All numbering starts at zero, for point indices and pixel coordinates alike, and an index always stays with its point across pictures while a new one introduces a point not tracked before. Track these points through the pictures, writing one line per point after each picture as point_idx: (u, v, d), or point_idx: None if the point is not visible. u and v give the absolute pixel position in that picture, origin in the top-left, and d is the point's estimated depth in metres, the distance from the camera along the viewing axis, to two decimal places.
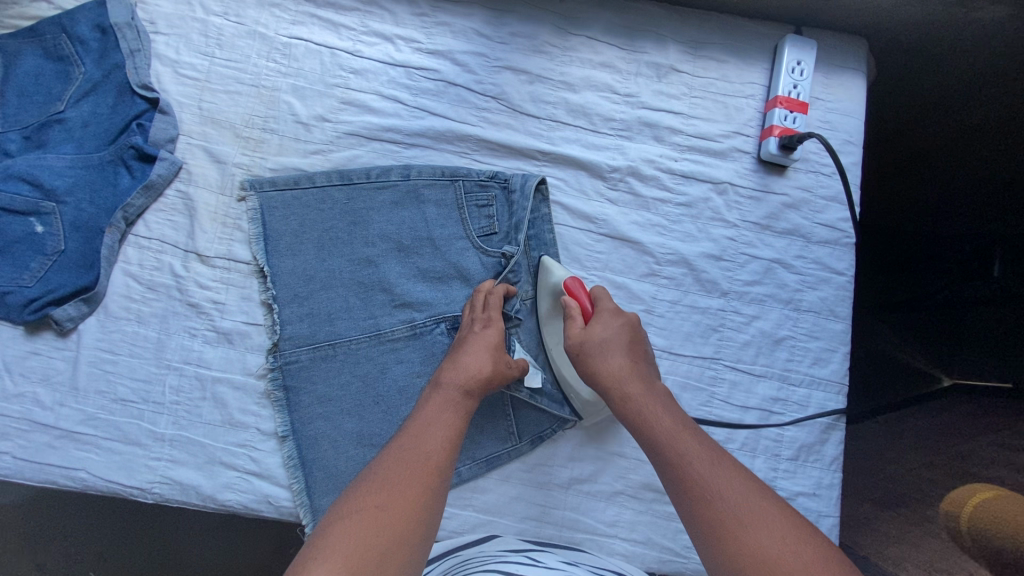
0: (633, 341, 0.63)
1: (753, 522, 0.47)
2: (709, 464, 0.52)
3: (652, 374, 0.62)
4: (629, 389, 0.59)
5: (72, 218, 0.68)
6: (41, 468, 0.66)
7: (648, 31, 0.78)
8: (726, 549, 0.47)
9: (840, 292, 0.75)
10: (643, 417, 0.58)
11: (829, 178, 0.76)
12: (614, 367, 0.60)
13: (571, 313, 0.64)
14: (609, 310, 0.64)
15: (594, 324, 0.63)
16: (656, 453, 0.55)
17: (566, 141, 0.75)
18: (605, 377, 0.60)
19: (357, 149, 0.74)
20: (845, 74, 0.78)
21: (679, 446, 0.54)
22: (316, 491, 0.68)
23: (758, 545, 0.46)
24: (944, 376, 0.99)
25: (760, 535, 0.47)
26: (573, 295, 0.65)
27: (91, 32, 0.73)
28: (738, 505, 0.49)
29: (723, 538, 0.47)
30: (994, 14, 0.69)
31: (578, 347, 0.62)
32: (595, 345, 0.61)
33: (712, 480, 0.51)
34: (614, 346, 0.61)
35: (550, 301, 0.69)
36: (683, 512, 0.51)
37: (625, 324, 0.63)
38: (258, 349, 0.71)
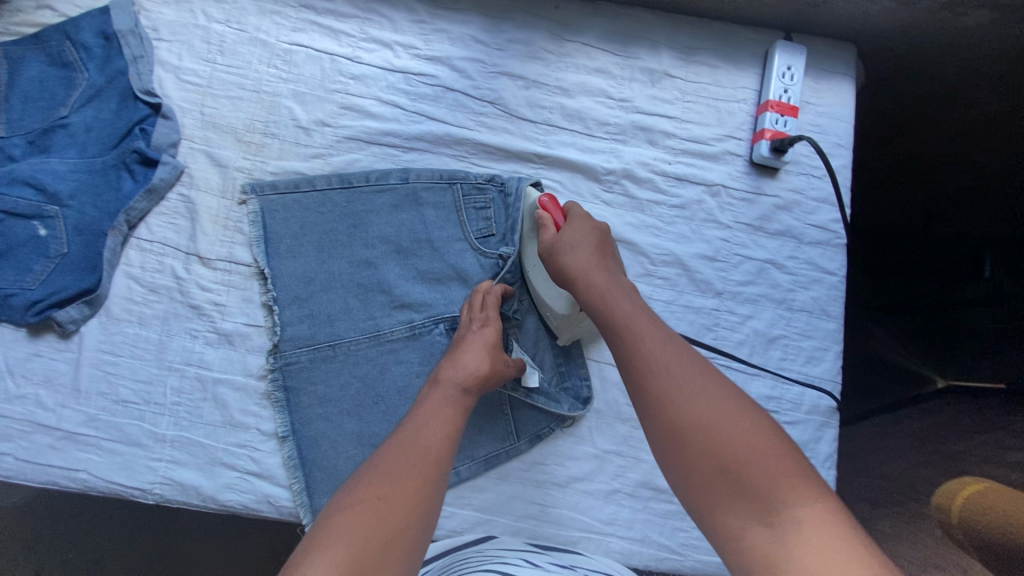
0: (602, 243, 0.65)
1: (695, 393, 0.49)
2: (663, 344, 0.53)
3: (617, 269, 0.63)
4: (593, 277, 0.61)
5: (75, 221, 0.69)
6: (43, 470, 0.67)
7: (641, 37, 0.80)
8: (664, 419, 0.49)
9: (832, 292, 0.76)
10: (602, 301, 0.59)
11: (820, 181, 0.78)
12: (582, 262, 0.62)
13: (544, 224, 0.67)
14: (579, 216, 0.66)
15: (565, 230, 0.65)
16: (611, 333, 0.57)
17: (563, 145, 0.77)
18: (571, 271, 0.62)
19: (357, 153, 0.75)
20: (834, 78, 0.80)
21: (634, 327, 0.55)
22: (316, 492, 0.68)
23: (692, 412, 0.48)
24: (939, 376, 0.99)
25: (701, 406, 0.48)
26: (547, 210, 0.68)
27: (95, 39, 0.74)
28: (680, 377, 0.50)
29: (662, 408, 0.49)
30: (978, 19, 0.71)
31: (549, 250, 0.65)
32: (564, 246, 0.64)
33: (662, 357, 0.52)
34: (581, 245, 0.63)
35: (530, 224, 0.70)
36: (629, 383, 0.53)
37: (596, 230, 0.65)
38: (258, 350, 0.71)
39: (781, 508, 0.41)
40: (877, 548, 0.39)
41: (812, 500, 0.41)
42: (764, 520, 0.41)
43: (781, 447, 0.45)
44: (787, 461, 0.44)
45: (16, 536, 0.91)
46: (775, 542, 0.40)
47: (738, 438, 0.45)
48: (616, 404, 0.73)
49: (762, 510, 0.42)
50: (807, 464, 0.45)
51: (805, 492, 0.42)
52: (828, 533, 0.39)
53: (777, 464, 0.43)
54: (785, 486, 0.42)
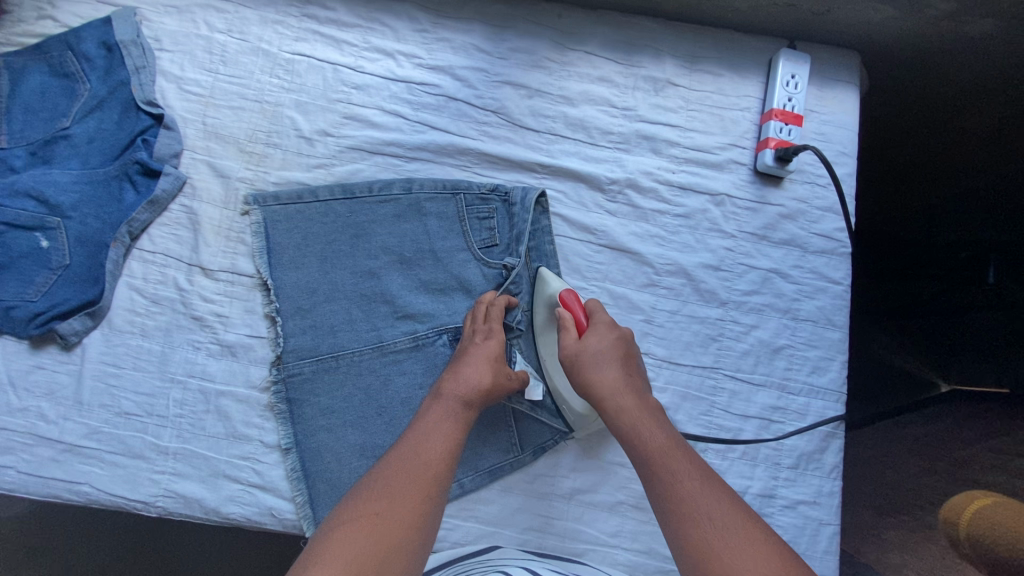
0: (627, 356, 0.63)
1: (741, 549, 0.46)
2: (702, 488, 0.51)
3: (644, 388, 0.62)
4: (623, 403, 0.59)
5: (77, 233, 0.69)
6: (45, 483, 0.66)
7: (644, 45, 0.79)
8: (709, 574, 0.45)
9: (837, 301, 0.76)
10: (635, 433, 0.57)
11: (824, 189, 0.77)
12: (610, 380, 0.61)
13: (566, 326, 0.65)
14: (604, 322, 0.65)
15: (588, 336, 0.64)
16: (646, 470, 0.55)
17: (566, 154, 0.77)
18: (600, 393, 0.60)
19: (359, 163, 0.75)
20: (838, 86, 0.79)
21: (671, 465, 0.54)
22: (319, 504, 0.68)
23: (740, 570, 0.45)
24: (942, 381, 1.00)
25: (749, 564, 0.45)
26: (568, 307, 0.66)
27: (97, 49, 0.74)
28: (722, 528, 0.48)
29: (705, 564, 0.46)
30: (983, 28, 0.70)
31: (571, 357, 0.63)
32: (589, 358, 0.62)
33: (702, 503, 0.50)
34: (608, 359, 0.62)
35: (545, 314, 0.70)
36: (667, 531, 0.50)
37: (619, 340, 0.64)
38: (261, 362, 0.71)
39: None
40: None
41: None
42: None
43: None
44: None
45: (19, 546, 0.91)
46: None
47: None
48: None
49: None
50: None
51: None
52: None
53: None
54: None
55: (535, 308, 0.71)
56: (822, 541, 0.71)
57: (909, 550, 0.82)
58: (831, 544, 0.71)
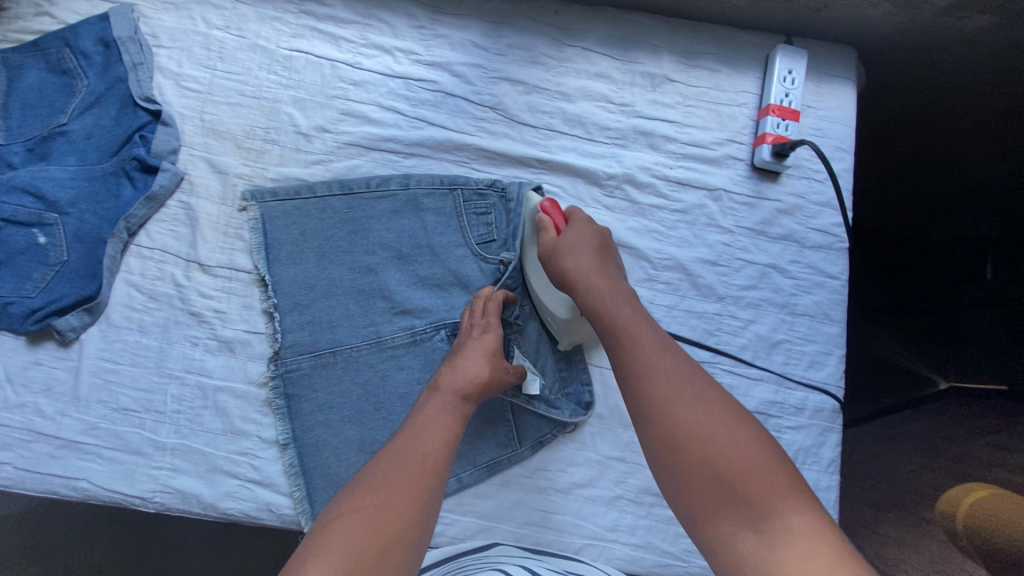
0: (603, 248, 0.65)
1: (689, 398, 0.51)
2: (661, 352, 0.55)
3: (616, 273, 0.64)
4: (594, 283, 0.61)
5: (75, 229, 0.69)
6: (42, 479, 0.66)
7: (641, 41, 0.79)
8: (662, 424, 0.50)
9: (834, 296, 0.76)
10: (603, 306, 0.59)
11: (822, 185, 0.78)
12: (583, 266, 0.62)
13: (545, 228, 0.66)
14: (582, 220, 0.66)
15: (566, 233, 0.65)
16: (609, 337, 0.58)
17: (563, 150, 0.77)
18: (573, 277, 0.62)
19: (357, 159, 0.75)
20: (836, 82, 0.79)
21: (633, 332, 0.56)
22: (317, 499, 0.68)
23: (689, 419, 0.49)
24: (941, 379, 0.99)
25: (698, 415, 0.50)
26: (548, 213, 0.67)
27: (94, 46, 0.74)
28: (677, 385, 0.52)
29: (659, 414, 0.50)
30: (979, 23, 0.70)
31: (549, 251, 0.64)
32: (565, 249, 0.63)
33: (660, 363, 0.54)
34: (583, 249, 0.63)
35: (531, 227, 0.70)
36: (625, 386, 0.54)
37: (596, 234, 0.65)
38: (259, 357, 0.71)
39: (773, 515, 0.44)
40: (857, 552, 0.42)
41: (799, 509, 0.44)
42: (757, 524, 0.44)
43: (770, 456, 0.48)
44: (777, 471, 0.47)
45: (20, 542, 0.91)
46: (764, 548, 0.43)
47: (734, 449, 0.48)
48: (618, 410, 0.73)
49: (755, 517, 0.45)
50: (793, 472, 0.48)
51: (793, 500, 0.45)
52: (818, 545, 0.42)
53: (769, 475, 0.46)
54: (778, 501, 0.45)
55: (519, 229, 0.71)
56: None
57: None
58: None
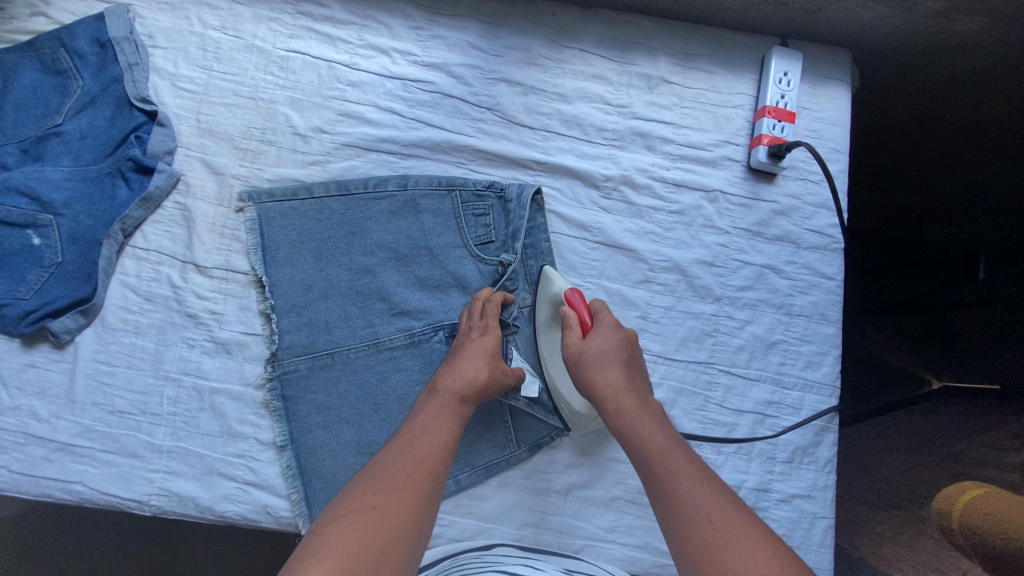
0: (630, 357, 0.64)
1: (736, 542, 0.48)
2: (700, 486, 0.53)
3: (645, 389, 0.63)
4: (624, 403, 0.60)
5: (70, 230, 0.68)
6: (37, 482, 0.66)
7: (638, 42, 0.80)
8: (708, 569, 0.47)
9: (830, 296, 0.76)
10: (635, 433, 0.58)
11: (817, 185, 0.78)
12: (611, 381, 0.61)
13: (570, 324, 0.66)
14: (608, 322, 0.65)
15: (592, 336, 0.64)
16: (645, 468, 0.56)
17: (561, 151, 0.77)
18: (602, 391, 0.61)
19: (354, 160, 0.75)
20: (831, 84, 0.80)
21: (670, 462, 0.55)
22: (315, 501, 0.68)
23: (737, 564, 0.46)
24: (934, 379, 1.01)
25: (745, 559, 0.46)
26: (573, 307, 0.66)
27: (90, 46, 0.74)
28: (720, 525, 0.49)
29: (703, 557, 0.48)
30: (971, 26, 0.71)
31: (575, 358, 0.64)
32: (591, 358, 0.63)
33: (701, 500, 0.52)
34: (610, 359, 0.63)
35: (548, 311, 0.70)
36: (666, 522, 0.52)
37: (623, 340, 0.64)
38: (256, 359, 0.71)
39: None
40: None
41: None
42: None
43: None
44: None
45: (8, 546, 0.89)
46: None
47: None
48: None
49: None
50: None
51: None
52: None
53: None
54: None
55: (538, 302, 0.71)
56: (817, 535, 0.71)
57: None
58: (826, 537, 0.71)
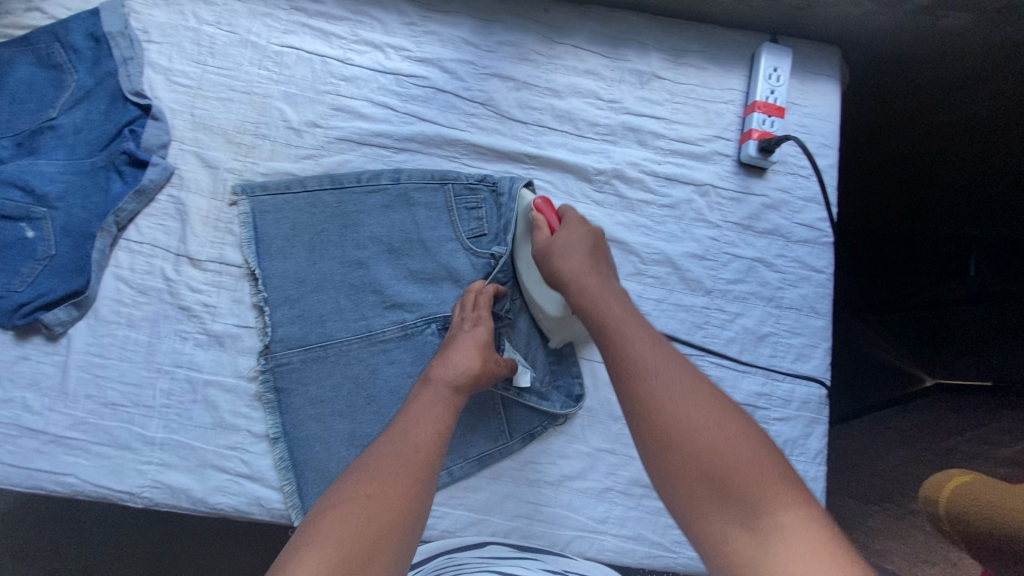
0: (596, 247, 0.65)
1: (680, 394, 0.49)
2: (652, 348, 0.53)
3: (609, 273, 0.63)
4: (585, 281, 0.61)
5: (63, 223, 0.68)
6: (29, 474, 0.66)
7: (630, 39, 0.80)
8: (652, 420, 0.48)
9: (820, 289, 0.77)
10: (593, 305, 0.59)
11: (807, 180, 0.79)
12: (574, 265, 0.62)
13: (539, 227, 0.67)
14: (575, 219, 0.66)
15: (558, 233, 0.65)
16: (600, 333, 0.57)
17: (553, 146, 0.77)
18: (567, 276, 0.62)
19: (348, 154, 0.76)
20: (820, 80, 0.81)
21: (626, 330, 0.55)
22: (307, 493, 0.68)
23: (681, 416, 0.47)
24: (927, 376, 1.01)
25: (691, 411, 0.47)
26: (542, 212, 0.68)
27: (85, 41, 0.74)
28: (669, 382, 0.50)
29: (649, 410, 0.49)
30: (957, 23, 0.72)
31: (542, 252, 0.65)
32: (557, 248, 0.64)
33: (651, 357, 0.52)
34: (575, 248, 0.63)
35: (525, 225, 0.71)
36: (615, 378, 0.53)
37: (589, 233, 0.65)
38: (249, 352, 0.71)
39: (764, 515, 0.41)
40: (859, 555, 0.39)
41: (797, 512, 0.41)
42: (748, 524, 0.41)
43: (770, 456, 0.45)
44: (774, 470, 0.44)
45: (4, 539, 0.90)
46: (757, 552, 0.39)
47: (720, 441, 0.45)
48: (608, 403, 0.73)
49: (746, 516, 0.41)
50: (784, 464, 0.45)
51: (790, 502, 0.42)
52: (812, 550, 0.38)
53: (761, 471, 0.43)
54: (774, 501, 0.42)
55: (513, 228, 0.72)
56: None
57: None
58: None
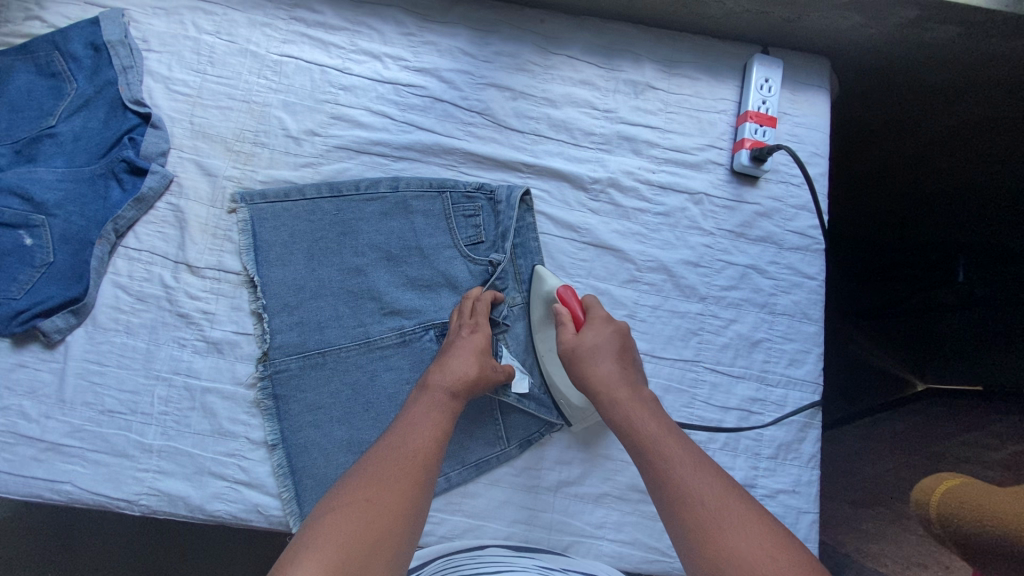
0: (623, 349, 0.65)
1: (728, 524, 0.49)
2: (694, 471, 0.54)
3: (640, 381, 0.64)
4: (618, 394, 0.62)
5: (62, 230, 0.69)
6: (26, 482, 0.66)
7: (625, 50, 0.82)
8: (704, 548, 0.49)
9: (812, 295, 0.78)
10: (630, 423, 0.60)
11: (798, 188, 0.80)
12: (605, 374, 0.63)
13: (564, 320, 0.67)
14: (601, 317, 0.66)
15: (585, 331, 0.65)
16: (640, 454, 0.58)
17: (549, 154, 0.79)
18: (597, 385, 0.63)
19: (346, 162, 0.76)
20: (810, 90, 0.83)
21: (664, 449, 0.57)
22: (306, 500, 0.68)
23: (731, 545, 0.48)
24: (919, 381, 1.05)
25: (741, 538, 0.48)
26: (565, 303, 0.68)
27: (84, 49, 0.75)
28: (717, 511, 0.51)
29: (700, 535, 0.50)
30: (945, 34, 0.73)
31: (569, 352, 0.65)
32: (585, 352, 0.64)
33: (694, 483, 0.53)
34: (605, 353, 0.64)
35: (542, 308, 0.71)
36: (662, 506, 0.54)
37: (615, 332, 0.66)
38: (247, 358, 0.71)
39: None
40: None
41: None
42: None
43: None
44: None
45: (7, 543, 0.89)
46: None
47: (769, 564, 0.46)
48: None
49: None
50: None
51: None
52: None
53: None
54: None
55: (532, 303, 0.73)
56: (801, 529, 0.73)
57: (888, 541, 0.84)
58: (811, 532, 0.73)
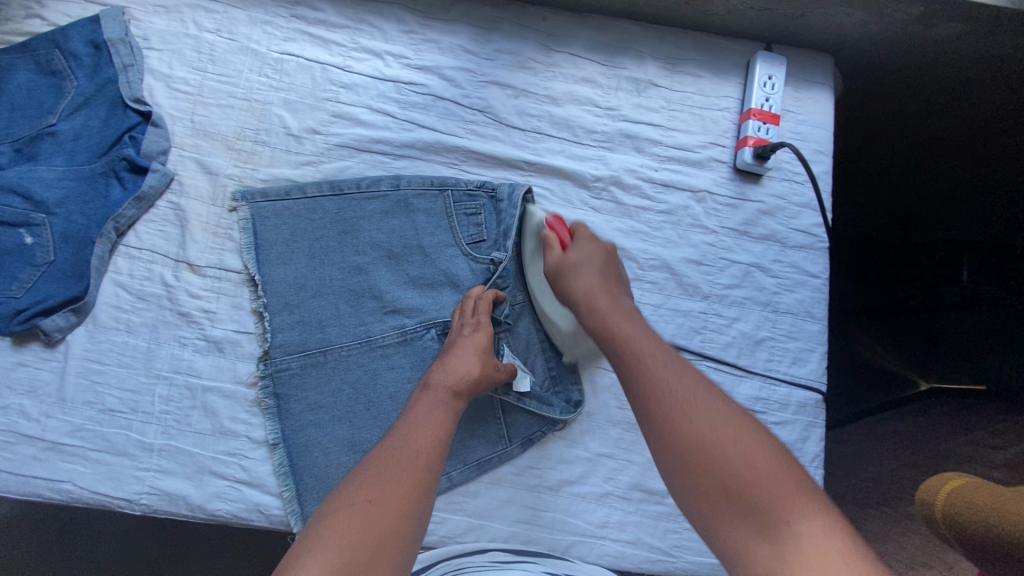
0: (607, 264, 0.66)
1: (694, 409, 0.50)
2: (665, 363, 0.55)
3: (620, 291, 0.65)
4: (597, 301, 0.62)
5: (62, 229, 0.68)
6: (27, 482, 0.65)
7: (627, 47, 0.81)
8: (669, 432, 0.50)
9: (816, 294, 0.78)
10: (606, 326, 0.60)
11: (802, 186, 0.80)
12: (586, 284, 0.63)
13: (551, 244, 0.68)
14: (586, 238, 0.67)
15: (570, 250, 0.66)
16: (614, 352, 0.59)
17: (551, 152, 0.78)
18: (578, 294, 0.63)
19: (347, 160, 0.76)
20: (814, 88, 0.82)
21: (638, 345, 0.57)
22: (306, 499, 0.68)
23: (695, 429, 0.49)
24: (922, 380, 1.00)
25: (708, 428, 0.49)
26: (554, 229, 0.69)
27: (84, 47, 0.74)
28: (685, 398, 0.51)
29: (664, 419, 0.51)
30: (949, 31, 0.72)
31: (555, 269, 0.66)
32: (569, 267, 0.65)
33: (665, 374, 0.54)
34: (588, 266, 0.64)
35: (533, 242, 0.73)
36: (632, 396, 0.55)
37: (599, 251, 0.66)
38: (248, 357, 0.71)
39: (784, 522, 0.43)
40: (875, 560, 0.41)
41: (812, 519, 0.43)
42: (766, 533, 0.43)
43: (783, 466, 0.47)
44: (787, 478, 0.46)
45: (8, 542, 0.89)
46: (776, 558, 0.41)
47: (730, 446, 0.48)
48: (606, 408, 0.74)
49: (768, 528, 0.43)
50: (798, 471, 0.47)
51: (806, 510, 0.44)
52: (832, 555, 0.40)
53: (773, 476, 0.46)
54: (792, 511, 0.43)
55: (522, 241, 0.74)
56: None
57: (892, 541, 0.88)
58: None
